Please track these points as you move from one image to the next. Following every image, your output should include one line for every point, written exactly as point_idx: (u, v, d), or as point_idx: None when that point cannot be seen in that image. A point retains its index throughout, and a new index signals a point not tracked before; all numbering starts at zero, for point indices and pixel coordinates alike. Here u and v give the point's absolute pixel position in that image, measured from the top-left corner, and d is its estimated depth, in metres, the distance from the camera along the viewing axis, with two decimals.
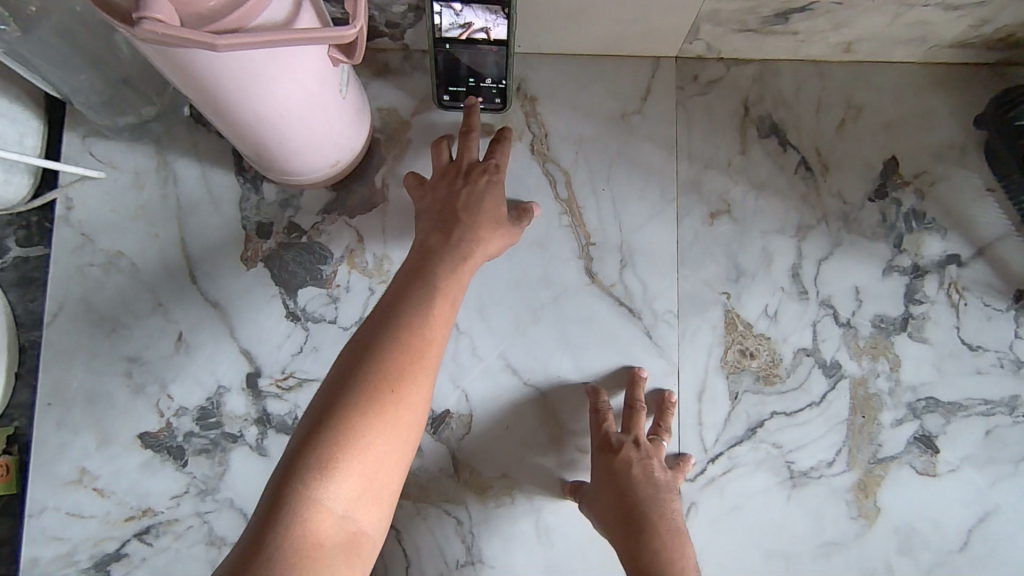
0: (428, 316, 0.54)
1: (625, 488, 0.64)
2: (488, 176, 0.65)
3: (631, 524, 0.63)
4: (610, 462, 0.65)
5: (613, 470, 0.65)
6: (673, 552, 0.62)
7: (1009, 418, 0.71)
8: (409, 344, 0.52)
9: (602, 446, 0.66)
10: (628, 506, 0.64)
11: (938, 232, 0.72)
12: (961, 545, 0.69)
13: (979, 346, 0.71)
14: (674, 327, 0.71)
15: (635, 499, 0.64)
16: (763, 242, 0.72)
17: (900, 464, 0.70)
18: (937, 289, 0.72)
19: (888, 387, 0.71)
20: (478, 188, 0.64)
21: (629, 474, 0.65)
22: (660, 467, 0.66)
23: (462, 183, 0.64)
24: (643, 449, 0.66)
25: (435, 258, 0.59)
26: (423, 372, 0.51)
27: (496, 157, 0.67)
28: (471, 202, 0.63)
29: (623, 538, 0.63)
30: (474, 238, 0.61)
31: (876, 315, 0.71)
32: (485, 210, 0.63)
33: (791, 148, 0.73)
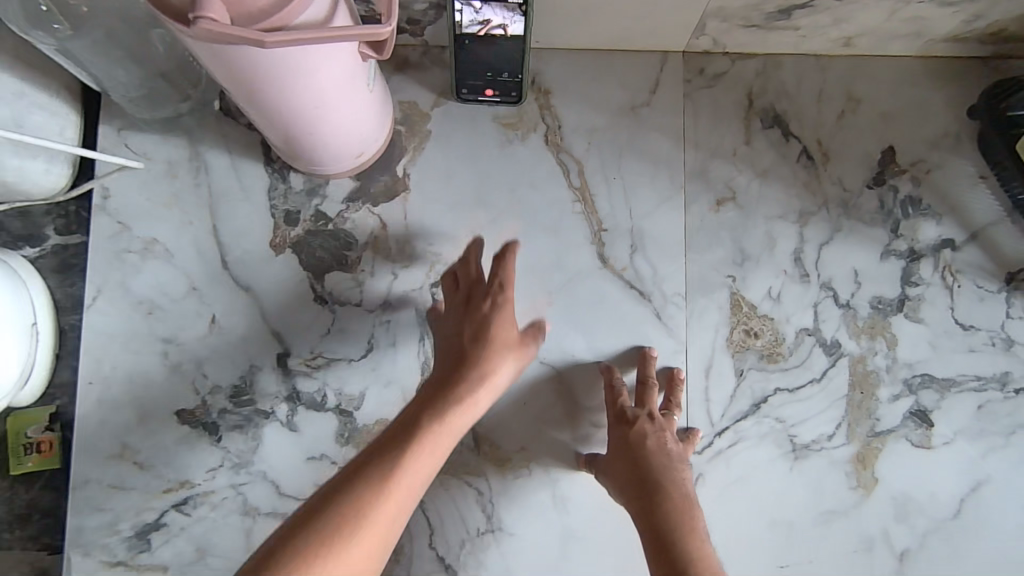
0: (414, 451, 0.58)
1: (639, 457, 0.67)
2: (493, 298, 0.68)
3: (645, 491, 0.66)
4: (625, 433, 0.69)
5: (628, 441, 0.68)
6: (685, 517, 0.64)
7: (1000, 393, 0.74)
8: (390, 475, 0.56)
9: (616, 419, 0.70)
10: (642, 474, 0.67)
11: (933, 217, 0.76)
12: (954, 513, 0.73)
13: (972, 326, 0.75)
14: (682, 309, 0.75)
15: (649, 467, 0.67)
16: (766, 228, 0.76)
17: (897, 438, 0.74)
18: (933, 272, 0.76)
19: (886, 365, 0.75)
20: (482, 316, 0.67)
21: (643, 444, 0.68)
22: (672, 441, 0.69)
23: (469, 310, 0.68)
24: (657, 422, 0.69)
25: (440, 385, 0.64)
26: (399, 501, 0.55)
27: (499, 274, 0.70)
28: (478, 341, 0.66)
29: (637, 504, 0.66)
30: (478, 376, 0.64)
31: (874, 296, 0.75)
32: (491, 349, 0.66)
33: (793, 138, 0.77)
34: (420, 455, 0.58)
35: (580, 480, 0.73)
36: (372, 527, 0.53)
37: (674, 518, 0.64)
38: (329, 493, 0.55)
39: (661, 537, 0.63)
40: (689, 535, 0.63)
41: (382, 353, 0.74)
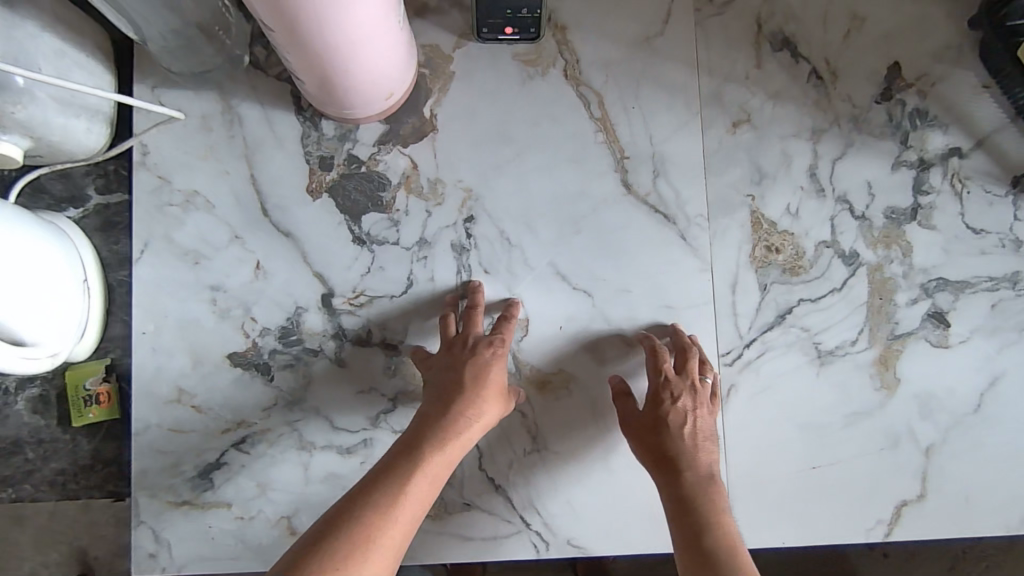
0: (409, 484, 0.62)
1: (675, 427, 0.71)
2: (492, 349, 0.70)
3: (672, 466, 0.70)
4: (664, 402, 0.71)
5: (664, 411, 0.71)
6: (712, 488, 0.69)
7: (1012, 291, 0.78)
8: (394, 511, 0.60)
9: (655, 385, 0.72)
10: (678, 445, 0.70)
11: (939, 128, 0.80)
12: (975, 407, 0.77)
13: (982, 230, 0.79)
14: (705, 229, 0.78)
15: (685, 438, 0.70)
16: (781, 146, 0.79)
17: (917, 338, 0.77)
18: (942, 179, 0.79)
19: (902, 271, 0.78)
20: (480, 362, 0.69)
21: (678, 418, 0.71)
22: (707, 409, 0.72)
23: (466, 353, 0.70)
24: (695, 393, 0.72)
25: (438, 410, 0.67)
26: (400, 528, 0.59)
27: (500, 332, 0.72)
28: (474, 377, 0.68)
29: (666, 471, 0.70)
30: (472, 407, 0.67)
31: (887, 207, 0.79)
32: (483, 386, 0.68)
33: (801, 60, 0.80)
34: (417, 486, 0.62)
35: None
36: (377, 550, 0.57)
37: (702, 489, 0.69)
38: (331, 520, 0.58)
39: (689, 503, 0.68)
40: (715, 505, 0.68)
41: (422, 288, 0.77)
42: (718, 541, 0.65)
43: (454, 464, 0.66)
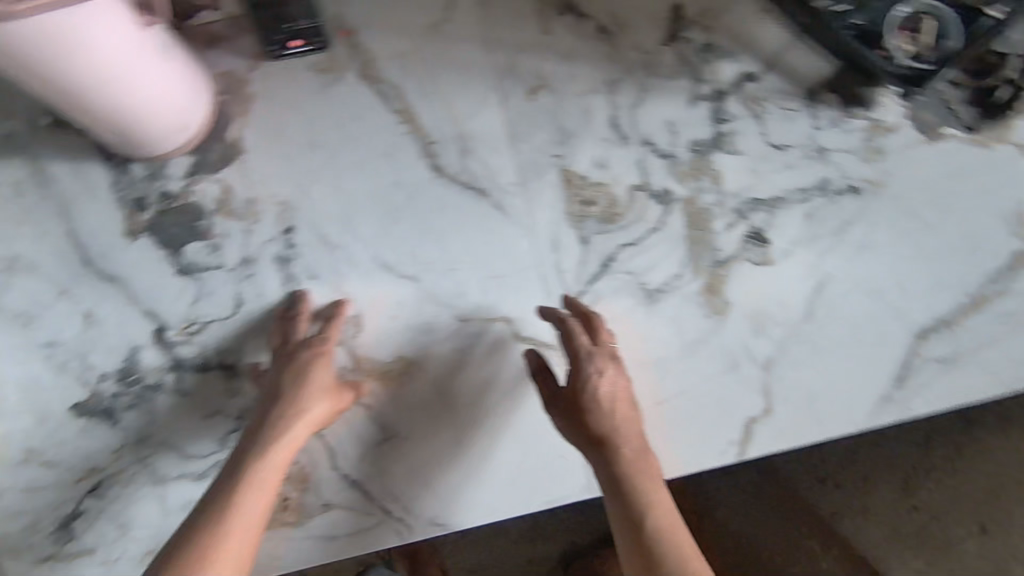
0: (237, 500, 0.68)
1: (604, 407, 0.74)
2: (312, 351, 0.74)
3: (602, 442, 0.74)
4: (592, 384, 0.74)
5: (589, 391, 0.74)
6: (638, 457, 0.75)
7: (823, 198, 0.80)
8: (223, 531, 0.67)
9: (578, 365, 0.74)
10: (605, 424, 0.74)
11: (730, 57, 0.81)
12: (806, 314, 0.79)
13: (785, 146, 0.81)
14: (520, 197, 0.80)
15: (611, 415, 0.74)
16: (579, 103, 0.81)
17: (739, 261, 0.79)
18: (740, 105, 0.81)
19: (715, 200, 0.80)
20: (298, 368, 0.73)
21: (587, 394, 0.73)
22: (623, 378, 0.75)
23: (289, 361, 0.74)
24: (615, 364, 0.75)
25: (263, 420, 0.72)
26: (232, 544, 0.67)
27: (321, 332, 0.75)
28: (298, 386, 0.72)
29: (598, 448, 0.74)
30: (293, 420, 0.71)
31: (691, 140, 0.81)
32: (303, 394, 0.72)
33: (587, 17, 0.82)
34: (245, 499, 0.69)
35: (472, 370, 0.79)
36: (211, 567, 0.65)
37: (633, 466, 0.74)
38: (175, 546, 0.67)
39: (623, 481, 0.74)
40: (647, 476, 0.74)
41: (251, 307, 0.78)
42: (652, 517, 0.73)
43: (284, 466, 0.71)
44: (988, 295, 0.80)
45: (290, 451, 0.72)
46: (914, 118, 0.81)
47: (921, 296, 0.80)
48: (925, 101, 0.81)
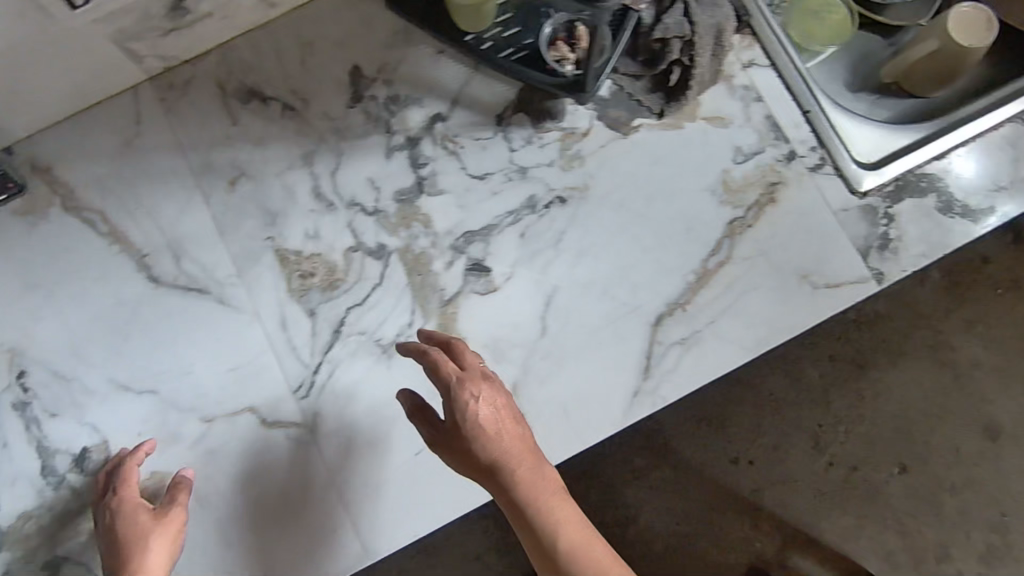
0: None
1: (490, 435, 0.72)
2: (117, 500, 0.75)
3: (494, 471, 0.72)
4: (471, 415, 0.71)
5: (470, 422, 0.72)
6: (538, 476, 0.73)
7: (534, 215, 0.81)
8: None
9: (453, 399, 0.72)
10: (493, 450, 0.72)
11: (415, 103, 0.83)
12: (542, 331, 0.80)
13: (486, 174, 0.82)
14: (241, 286, 0.81)
15: (499, 440, 0.72)
16: (280, 182, 0.83)
17: (465, 295, 0.80)
18: (434, 147, 0.83)
19: (430, 243, 0.81)
20: (113, 523, 0.74)
21: (467, 424, 0.72)
22: (503, 397, 0.73)
23: (106, 519, 0.75)
24: (491, 386, 0.73)
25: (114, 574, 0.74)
26: None
27: (117, 476, 0.76)
28: (127, 528, 0.74)
29: (490, 476, 0.73)
30: (141, 540, 0.73)
31: (394, 191, 0.82)
32: (134, 525, 0.74)
33: (271, 100, 0.84)
34: None
35: (317, 462, 0.79)
36: None
37: (531, 489, 0.73)
38: None
39: (524, 505, 0.73)
40: (548, 492, 0.73)
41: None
42: (558, 531, 0.73)
43: None
44: (713, 268, 0.80)
45: (170, 565, 0.75)
46: (602, 118, 0.82)
47: (649, 285, 0.80)
48: (608, 100, 0.83)
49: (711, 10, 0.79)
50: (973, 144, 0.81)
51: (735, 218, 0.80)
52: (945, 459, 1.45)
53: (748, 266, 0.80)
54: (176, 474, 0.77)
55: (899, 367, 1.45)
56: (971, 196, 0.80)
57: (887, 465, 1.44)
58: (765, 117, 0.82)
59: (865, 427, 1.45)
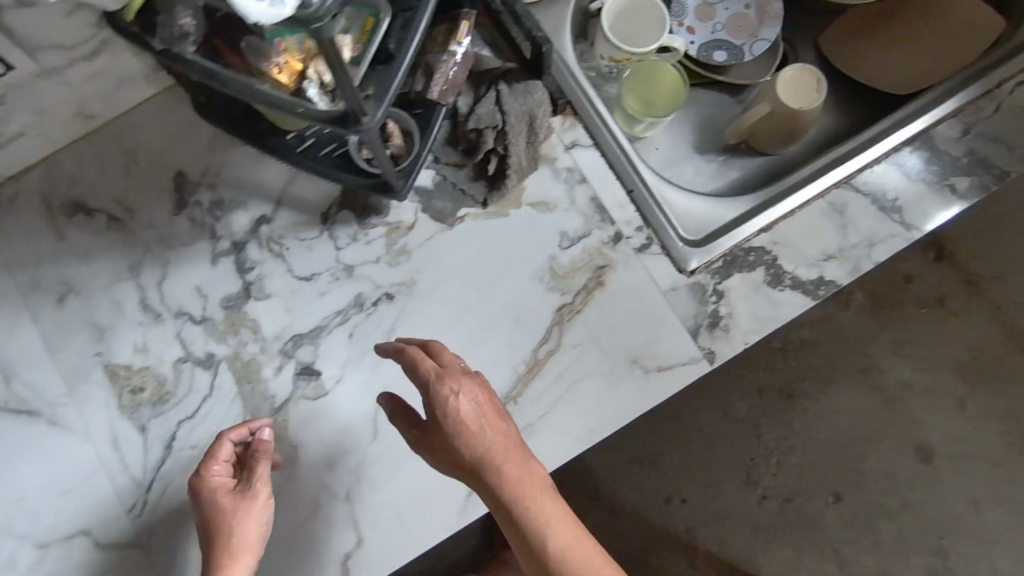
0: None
1: (470, 433, 0.67)
2: (212, 466, 0.73)
3: (479, 472, 0.68)
4: (451, 409, 0.67)
5: (452, 418, 0.67)
6: (525, 476, 0.68)
7: (362, 313, 0.80)
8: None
9: (430, 394, 0.68)
10: (477, 449, 0.67)
11: (240, 206, 0.83)
12: (374, 433, 0.78)
13: (312, 274, 0.81)
14: (71, 405, 0.80)
15: (479, 438, 0.68)
16: (108, 296, 0.82)
17: (296, 401, 0.79)
18: (260, 249, 0.82)
19: (259, 348, 0.80)
20: (208, 487, 0.73)
21: (449, 420, 0.67)
22: (483, 393, 0.69)
23: (205, 483, 0.73)
24: (468, 383, 0.69)
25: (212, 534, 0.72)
26: None
27: (223, 442, 0.74)
28: (210, 504, 0.72)
29: (475, 475, 0.68)
30: (225, 518, 0.71)
31: (221, 298, 0.81)
32: (222, 503, 0.72)
33: (96, 212, 0.83)
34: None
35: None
36: None
37: (519, 491, 0.67)
38: None
39: (512, 503, 0.67)
40: (534, 495, 0.68)
41: None
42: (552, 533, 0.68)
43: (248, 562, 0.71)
44: (543, 357, 0.78)
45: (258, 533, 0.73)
46: (427, 209, 0.82)
47: None
48: (433, 190, 0.82)
49: (524, 98, 0.79)
50: (800, 214, 0.80)
51: (563, 304, 0.79)
52: (879, 487, 1.52)
53: (578, 353, 0.78)
54: (257, 440, 0.74)
55: (829, 393, 1.53)
56: (799, 268, 0.79)
57: (821, 495, 1.51)
58: (590, 200, 0.81)
59: (799, 455, 1.52)
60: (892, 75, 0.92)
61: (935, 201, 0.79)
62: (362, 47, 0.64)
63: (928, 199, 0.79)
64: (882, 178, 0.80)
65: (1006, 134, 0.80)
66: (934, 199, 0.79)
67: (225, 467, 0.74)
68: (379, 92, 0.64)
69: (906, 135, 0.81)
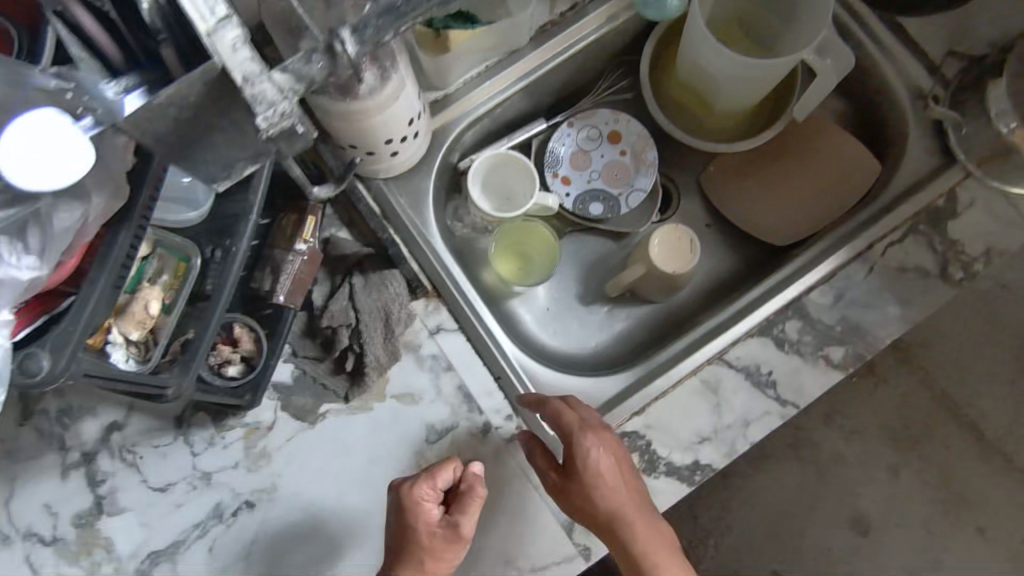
0: None
1: (607, 483, 0.70)
2: (431, 483, 0.70)
3: (607, 529, 0.70)
4: (592, 463, 0.69)
5: (592, 471, 0.70)
6: (652, 534, 0.71)
7: (221, 525, 0.76)
8: None
9: (573, 446, 0.70)
10: (611, 506, 0.69)
11: (90, 412, 0.77)
12: None
13: (167, 485, 0.76)
14: None
15: (615, 493, 0.70)
16: None
17: None
18: (112, 459, 0.76)
19: (113, 568, 0.75)
20: (409, 512, 0.69)
21: (587, 473, 0.69)
22: (620, 449, 0.71)
23: (416, 504, 0.69)
24: (607, 442, 0.71)
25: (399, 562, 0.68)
26: None
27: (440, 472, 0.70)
28: (411, 524, 0.68)
29: (605, 529, 0.70)
30: (421, 548, 0.68)
31: (72, 516, 0.75)
32: (422, 538, 0.68)
33: None
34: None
35: None
36: None
37: (644, 542, 0.70)
38: None
39: (637, 555, 0.70)
40: (657, 550, 0.71)
41: None
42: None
43: None
44: None
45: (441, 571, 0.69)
46: (286, 407, 0.77)
47: None
48: (292, 387, 0.77)
49: (379, 292, 0.76)
50: (671, 395, 0.77)
51: None
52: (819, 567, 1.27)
53: None
54: (468, 471, 0.71)
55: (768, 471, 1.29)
56: (673, 452, 0.76)
57: None
58: (456, 388, 0.77)
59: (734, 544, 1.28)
60: (762, 216, 0.89)
61: (810, 374, 0.77)
62: (173, 295, 0.61)
63: (803, 372, 0.77)
64: (755, 351, 0.77)
65: (879, 299, 0.78)
66: (809, 372, 0.77)
67: (434, 492, 0.70)
68: (185, 357, 0.60)
69: (779, 304, 0.78)
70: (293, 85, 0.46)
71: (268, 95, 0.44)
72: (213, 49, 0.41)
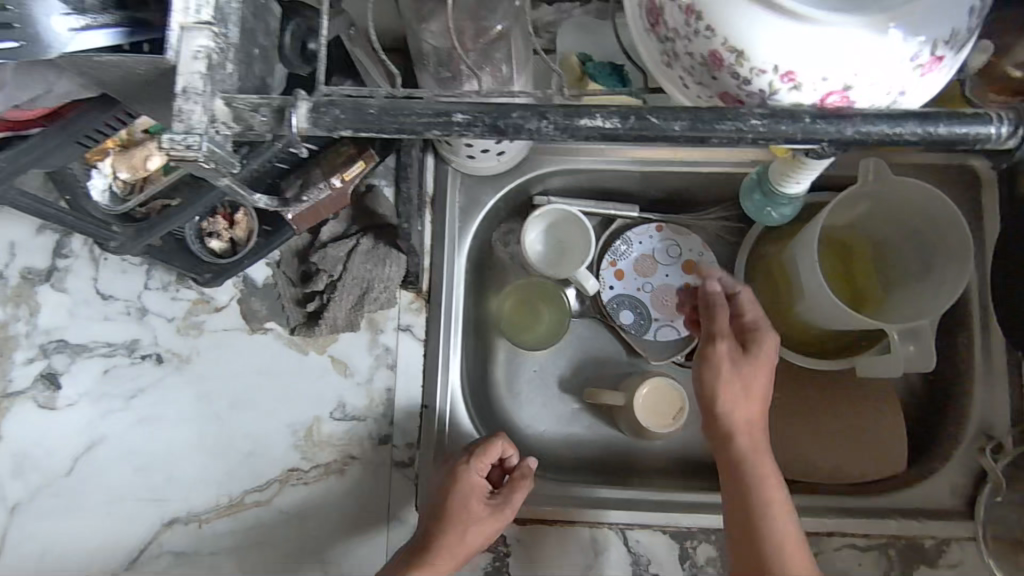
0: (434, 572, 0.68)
1: (759, 391, 0.67)
2: (487, 457, 0.72)
3: (744, 432, 0.67)
4: (771, 356, 0.68)
5: (768, 366, 0.67)
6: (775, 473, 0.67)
7: (126, 358, 0.77)
8: None
9: (761, 330, 0.68)
10: (761, 408, 0.67)
11: None
12: (68, 470, 0.75)
13: (110, 296, 0.78)
14: None
15: (766, 400, 0.68)
16: None
17: (22, 399, 0.76)
18: (83, 245, 0.79)
19: (25, 330, 0.77)
20: (457, 479, 0.71)
21: (765, 360, 0.67)
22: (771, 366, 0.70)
23: (470, 471, 0.71)
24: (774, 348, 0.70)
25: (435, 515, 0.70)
26: None
27: (501, 449, 0.73)
28: (462, 489, 0.70)
29: (745, 430, 0.66)
30: (463, 509, 0.70)
31: (22, 267, 0.78)
32: (473, 506, 0.70)
33: None
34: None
35: None
36: None
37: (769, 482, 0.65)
38: None
39: (766, 483, 0.65)
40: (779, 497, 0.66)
41: None
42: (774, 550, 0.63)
43: (450, 558, 0.68)
44: (246, 503, 0.74)
45: (473, 534, 0.70)
46: (241, 303, 0.78)
47: (184, 480, 0.75)
48: (263, 290, 0.78)
49: (375, 265, 0.75)
50: (560, 529, 0.75)
51: (296, 466, 0.75)
52: None
53: (280, 520, 0.74)
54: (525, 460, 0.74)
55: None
56: None
57: None
58: (384, 389, 0.77)
59: None
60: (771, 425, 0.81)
61: None
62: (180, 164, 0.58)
63: None
64: (656, 546, 0.74)
65: None
66: None
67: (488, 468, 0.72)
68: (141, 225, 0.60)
69: (707, 523, 0.74)
70: (233, 126, 0.37)
71: (191, 117, 0.35)
72: (176, 44, 0.36)
